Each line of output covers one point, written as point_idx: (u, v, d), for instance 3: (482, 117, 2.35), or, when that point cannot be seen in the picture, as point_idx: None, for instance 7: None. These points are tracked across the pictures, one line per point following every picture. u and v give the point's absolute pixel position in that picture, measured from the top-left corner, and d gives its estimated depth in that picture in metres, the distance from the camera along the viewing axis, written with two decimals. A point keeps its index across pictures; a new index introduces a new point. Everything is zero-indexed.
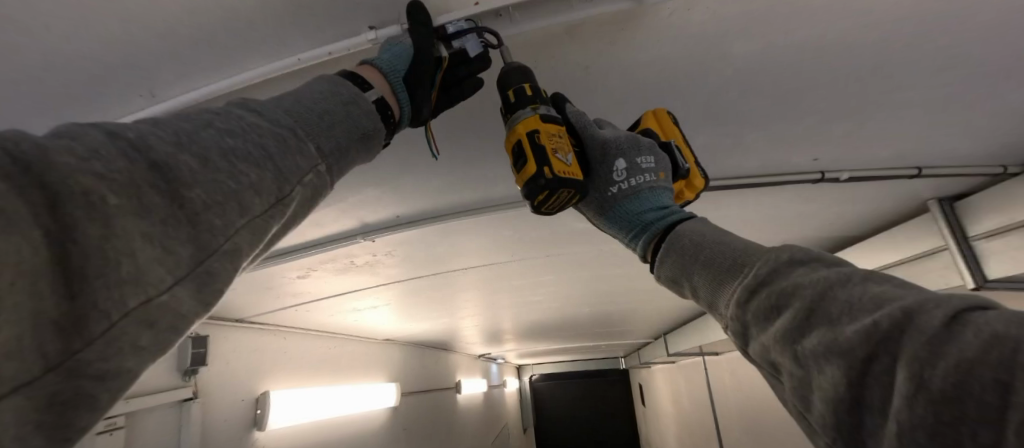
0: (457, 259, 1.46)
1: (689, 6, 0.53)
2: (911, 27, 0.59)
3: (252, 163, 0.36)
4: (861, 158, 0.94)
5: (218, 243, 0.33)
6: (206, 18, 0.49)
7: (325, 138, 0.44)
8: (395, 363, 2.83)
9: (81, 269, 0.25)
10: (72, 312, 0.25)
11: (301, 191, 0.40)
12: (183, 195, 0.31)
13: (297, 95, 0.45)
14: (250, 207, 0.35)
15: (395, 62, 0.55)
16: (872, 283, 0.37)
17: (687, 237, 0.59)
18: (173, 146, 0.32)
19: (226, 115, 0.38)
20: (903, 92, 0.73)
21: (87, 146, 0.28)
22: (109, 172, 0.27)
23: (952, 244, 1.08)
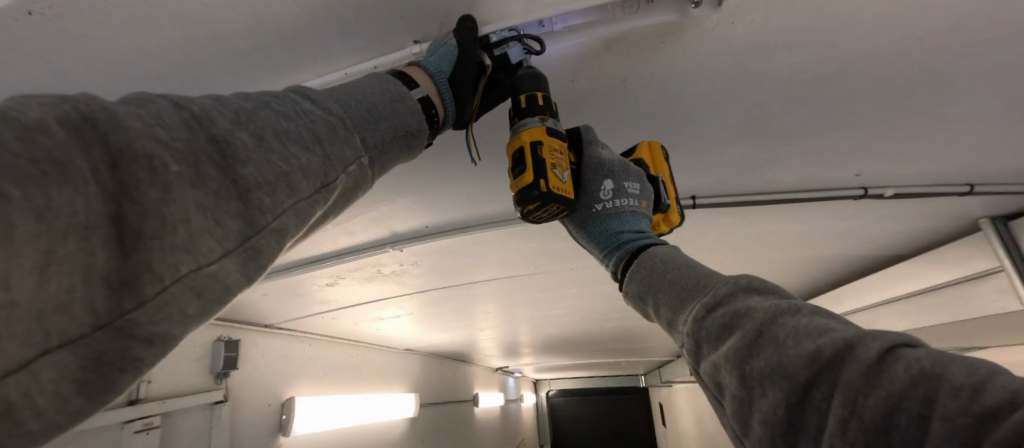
0: (481, 270, 1.47)
1: (734, 20, 0.53)
2: (969, 38, 0.57)
3: (303, 147, 0.36)
4: (907, 174, 0.90)
5: (266, 221, 0.33)
6: (261, 32, 0.51)
7: (372, 131, 0.44)
8: (415, 373, 2.83)
9: (138, 229, 0.26)
10: (127, 270, 0.25)
11: (346, 179, 0.40)
12: (238, 171, 0.32)
13: (351, 87, 0.46)
14: (299, 189, 0.35)
15: (441, 64, 0.55)
16: (818, 316, 0.37)
17: (659, 257, 0.60)
18: (232, 123, 0.33)
19: (283, 99, 0.39)
20: (956, 106, 0.71)
21: (155, 114, 0.29)
22: (172, 140, 0.28)
23: (1008, 264, 1.03)
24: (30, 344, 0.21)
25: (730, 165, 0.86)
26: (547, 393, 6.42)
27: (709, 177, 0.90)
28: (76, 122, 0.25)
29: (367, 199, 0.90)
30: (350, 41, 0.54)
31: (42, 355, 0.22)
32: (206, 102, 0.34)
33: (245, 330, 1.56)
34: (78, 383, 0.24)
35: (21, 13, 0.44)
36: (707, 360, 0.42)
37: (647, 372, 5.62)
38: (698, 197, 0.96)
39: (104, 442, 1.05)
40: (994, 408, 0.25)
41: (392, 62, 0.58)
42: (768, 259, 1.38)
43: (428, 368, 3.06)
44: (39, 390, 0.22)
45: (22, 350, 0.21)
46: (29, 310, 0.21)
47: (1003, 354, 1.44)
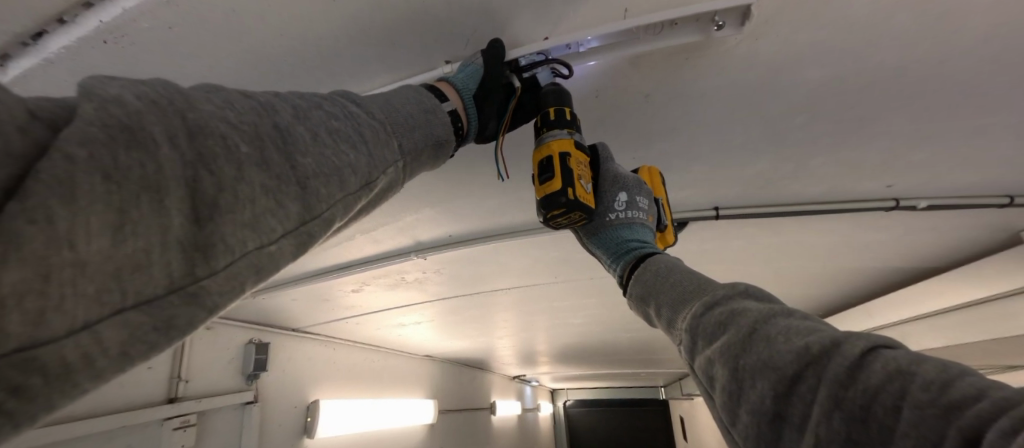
0: (503, 279, 1.49)
1: (757, 36, 0.54)
2: (1003, 48, 0.56)
3: (351, 145, 0.39)
4: (941, 185, 0.88)
5: (321, 210, 0.35)
6: (307, 56, 0.55)
7: (408, 137, 0.46)
8: (434, 381, 2.86)
9: (212, 200, 0.28)
10: (200, 239, 0.28)
11: (386, 180, 0.43)
12: (297, 160, 0.34)
13: (389, 96, 0.48)
14: (349, 184, 0.37)
15: (468, 81, 0.57)
16: (807, 318, 0.38)
17: (664, 263, 0.61)
18: (292, 117, 0.36)
19: (333, 101, 0.42)
20: (991, 117, 0.69)
21: (225, 101, 0.33)
22: (239, 124, 0.32)
23: None
24: (103, 303, 0.23)
25: (755, 177, 0.85)
26: (565, 402, 6.37)
27: (734, 188, 0.89)
28: (154, 98, 0.29)
29: (395, 209, 0.93)
30: (388, 63, 0.57)
31: (114, 315, 0.23)
32: (269, 97, 0.37)
33: (274, 333, 1.62)
34: (148, 345, 0.25)
35: (97, 42, 0.48)
36: (700, 355, 0.43)
37: (667, 384, 5.51)
38: (721, 209, 0.96)
39: (146, 438, 1.11)
40: (959, 403, 0.26)
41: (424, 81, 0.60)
42: (793, 271, 1.35)
43: (447, 376, 3.08)
44: (105, 352, 0.23)
45: (99, 307, 0.23)
46: (101, 269, 0.23)
47: None
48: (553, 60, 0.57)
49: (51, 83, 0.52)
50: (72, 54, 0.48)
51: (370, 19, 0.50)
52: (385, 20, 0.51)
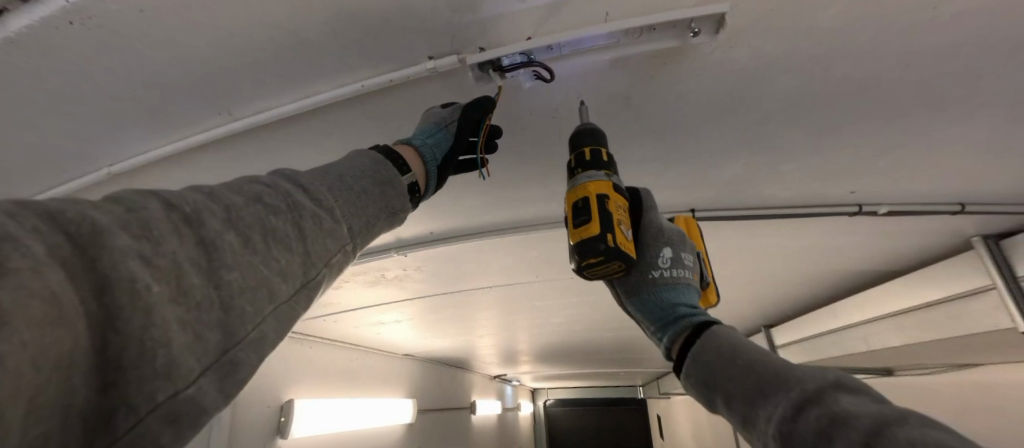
0: (484, 277, 1.49)
1: (732, 44, 0.56)
2: (956, 64, 0.60)
3: (287, 247, 0.39)
4: (901, 193, 0.93)
5: (248, 329, 0.35)
6: (285, 47, 0.54)
7: (351, 219, 0.47)
8: (413, 379, 2.84)
9: (118, 362, 0.27)
10: (103, 406, 0.27)
11: (325, 273, 0.43)
12: (223, 278, 0.34)
13: (343, 170, 0.50)
14: (280, 292, 0.38)
15: (437, 147, 0.62)
16: (854, 397, 0.41)
17: (714, 331, 0.59)
18: (223, 225, 0.35)
19: (274, 192, 0.41)
20: (946, 129, 0.73)
21: (144, 227, 0.31)
22: (158, 257, 0.30)
23: (999, 283, 1.05)
24: None
25: (728, 181, 0.88)
26: (544, 402, 6.40)
27: (709, 191, 0.92)
28: (65, 245, 0.27)
29: None
30: (369, 57, 0.56)
31: None
32: (199, 200, 0.36)
33: None
34: None
35: (64, 23, 0.46)
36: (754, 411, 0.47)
37: (645, 383, 5.61)
38: (697, 210, 0.99)
39: None
40: None
41: (406, 76, 0.59)
42: (765, 271, 1.40)
43: (427, 375, 3.07)
44: None
45: None
46: None
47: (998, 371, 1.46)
48: (535, 62, 0.56)
49: (11, 64, 0.50)
50: (38, 36, 0.47)
51: (351, 12, 0.50)
52: (367, 16, 0.51)
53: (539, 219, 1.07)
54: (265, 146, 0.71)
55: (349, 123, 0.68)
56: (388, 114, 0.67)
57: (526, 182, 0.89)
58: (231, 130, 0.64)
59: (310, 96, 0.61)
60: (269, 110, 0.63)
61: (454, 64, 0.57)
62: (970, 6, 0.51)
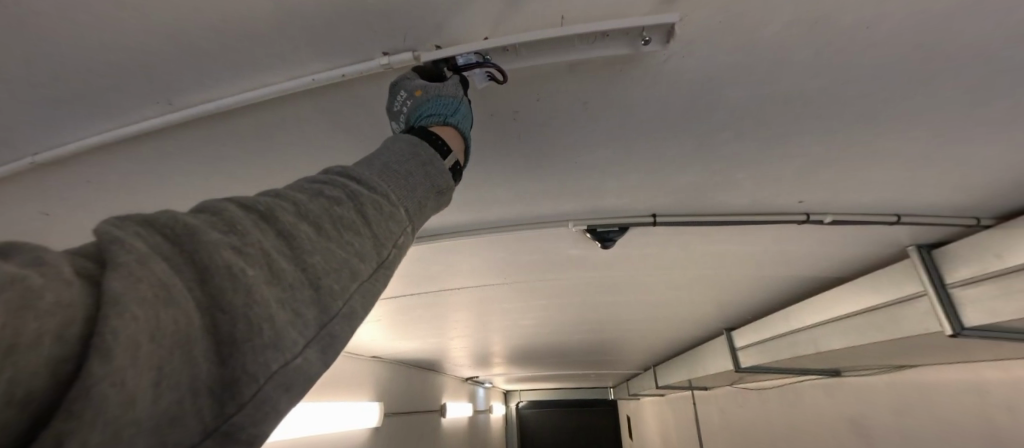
0: (452, 279, 1.48)
1: (686, 54, 0.57)
2: (891, 83, 0.63)
3: (354, 230, 0.39)
4: (846, 204, 0.98)
5: (336, 306, 0.35)
6: (231, 37, 0.52)
7: (411, 199, 0.46)
8: (382, 382, 2.79)
9: (229, 338, 0.29)
10: (226, 377, 0.28)
11: (394, 253, 0.43)
12: (306, 260, 0.34)
13: (382, 154, 0.48)
14: (358, 272, 0.38)
15: (463, 119, 0.58)
16: None
17: None
18: (295, 215, 0.36)
19: (334, 183, 0.42)
20: (885, 144, 0.78)
21: (229, 221, 0.33)
22: (245, 245, 0.32)
23: (930, 290, 1.14)
24: None
25: (687, 188, 0.91)
26: (517, 404, 6.41)
27: (669, 197, 0.95)
28: (167, 246, 0.30)
29: None
30: (320, 50, 0.55)
31: None
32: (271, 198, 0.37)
33: None
34: None
35: None
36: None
37: (616, 384, 5.69)
38: (658, 216, 1.02)
39: None
40: None
41: (359, 71, 0.57)
42: (723, 275, 1.46)
43: (396, 377, 3.03)
44: None
45: None
46: (144, 428, 0.24)
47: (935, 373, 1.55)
48: (489, 65, 0.56)
49: None
50: None
51: (298, 5, 0.49)
52: (316, 9, 0.49)
53: (505, 222, 1.07)
54: (216, 140, 0.69)
55: (305, 119, 0.66)
56: (345, 113, 0.66)
57: (491, 185, 0.89)
58: (168, 122, 0.61)
59: (257, 88, 0.59)
60: (210, 103, 0.60)
61: (410, 60, 0.56)
62: (897, 29, 0.54)
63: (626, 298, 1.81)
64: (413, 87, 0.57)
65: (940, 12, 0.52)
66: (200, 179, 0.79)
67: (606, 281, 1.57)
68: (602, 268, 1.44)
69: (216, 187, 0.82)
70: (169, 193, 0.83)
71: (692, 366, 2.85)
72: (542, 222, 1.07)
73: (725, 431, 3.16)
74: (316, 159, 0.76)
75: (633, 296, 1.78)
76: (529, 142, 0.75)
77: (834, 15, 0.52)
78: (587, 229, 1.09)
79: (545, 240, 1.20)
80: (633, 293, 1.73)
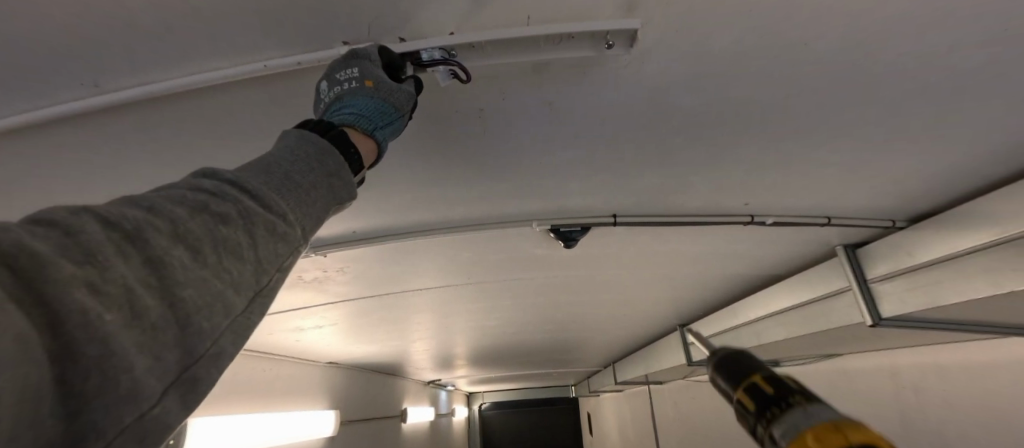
0: (414, 280, 1.45)
1: (642, 61, 0.60)
2: (824, 97, 0.69)
3: (236, 255, 0.35)
4: (786, 206, 1.06)
5: (205, 348, 0.31)
6: (167, 18, 0.49)
7: (307, 217, 0.43)
8: (339, 388, 2.70)
9: (82, 389, 0.25)
10: (73, 431, 0.25)
11: (278, 279, 0.39)
12: (176, 294, 0.30)
13: (276, 162, 0.44)
14: (234, 306, 0.34)
15: (390, 134, 0.57)
16: None
17: None
18: (169, 239, 0.31)
19: (222, 197, 0.37)
20: (819, 152, 0.84)
21: (82, 250, 0.28)
22: (103, 283, 0.27)
23: (855, 285, 1.25)
24: None
25: (643, 190, 0.94)
26: (480, 405, 6.40)
27: (627, 199, 0.98)
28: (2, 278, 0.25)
29: None
30: (268, 37, 0.52)
31: None
32: (139, 214, 0.31)
33: None
34: None
35: None
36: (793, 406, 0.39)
37: (579, 383, 5.80)
38: (618, 216, 1.06)
39: None
40: None
41: (317, 60, 0.56)
42: (678, 273, 1.53)
43: (354, 383, 2.93)
44: None
45: None
46: None
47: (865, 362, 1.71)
48: (453, 62, 0.56)
49: None
50: None
51: None
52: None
53: (468, 222, 1.07)
54: (155, 129, 0.65)
55: (251, 110, 0.63)
56: (296, 104, 0.63)
57: (454, 185, 0.89)
58: (92, 106, 0.57)
59: (197, 74, 0.56)
60: (137, 87, 0.56)
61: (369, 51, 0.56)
62: (830, 48, 0.59)
63: (586, 297, 1.86)
64: (366, 73, 0.53)
65: (863, 32, 0.57)
66: (136, 170, 0.73)
67: (568, 280, 1.60)
68: (564, 267, 1.46)
69: (154, 178, 0.76)
70: (103, 185, 0.77)
71: (649, 362, 2.96)
72: (505, 222, 1.08)
73: (679, 424, 3.30)
74: (267, 152, 0.73)
75: (594, 294, 1.82)
76: (489, 142, 0.75)
77: (774, 30, 0.56)
78: (549, 229, 1.10)
79: (509, 241, 1.21)
80: (593, 292, 1.78)
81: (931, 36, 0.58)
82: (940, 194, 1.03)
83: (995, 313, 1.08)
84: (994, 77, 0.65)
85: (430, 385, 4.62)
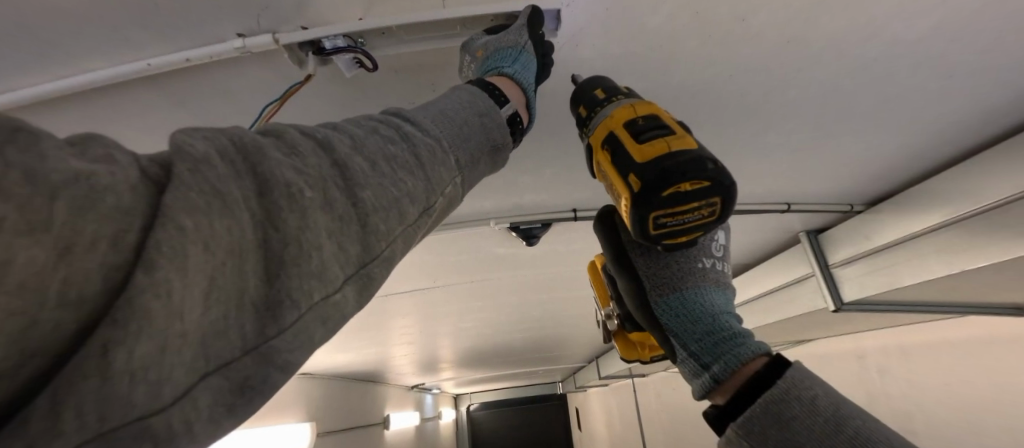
0: (380, 286, 1.40)
1: (576, 42, 0.59)
2: (771, 77, 0.68)
3: (358, 210, 0.32)
4: (744, 194, 1.07)
5: (293, 317, 0.27)
6: (37, 11, 0.44)
7: (432, 185, 0.38)
8: (315, 401, 2.61)
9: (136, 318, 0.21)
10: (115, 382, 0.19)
11: (392, 254, 0.35)
12: (273, 244, 0.27)
13: (439, 107, 0.46)
14: (331, 280, 0.29)
15: (525, 73, 0.57)
16: (690, 266, 0.67)
17: (691, 301, 0.64)
18: (295, 172, 0.29)
19: (359, 136, 0.35)
20: (770, 134, 0.84)
21: (221, 162, 0.27)
22: (209, 195, 0.24)
23: (817, 270, 1.27)
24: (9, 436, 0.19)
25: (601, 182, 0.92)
26: (467, 407, 6.36)
27: (586, 193, 0.96)
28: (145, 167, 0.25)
29: None
30: (161, 31, 0.48)
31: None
32: (275, 146, 0.30)
33: None
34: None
35: None
36: (617, 98, 0.59)
37: (564, 379, 5.81)
38: (579, 211, 1.03)
39: None
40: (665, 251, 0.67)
41: (209, 55, 0.50)
42: None
43: (332, 394, 2.85)
44: None
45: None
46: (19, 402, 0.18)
47: (841, 342, 1.76)
48: (360, 52, 0.52)
49: None
50: None
51: None
52: None
53: None
54: (66, 128, 0.59)
55: (161, 107, 0.58)
56: (213, 101, 0.59)
57: None
58: None
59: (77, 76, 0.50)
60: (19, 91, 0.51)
61: (267, 44, 0.49)
62: (768, 25, 0.58)
63: (560, 294, 1.84)
64: (473, 46, 0.57)
65: (801, 8, 0.56)
66: None
67: (539, 279, 1.57)
68: (533, 266, 1.44)
69: None
70: None
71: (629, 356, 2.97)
72: (462, 223, 1.03)
73: (662, 414, 3.33)
74: None
75: (567, 291, 1.80)
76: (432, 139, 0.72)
77: (709, 8, 0.55)
78: (509, 227, 1.07)
79: (471, 241, 1.17)
80: (566, 288, 1.76)
81: (870, 11, 0.57)
82: (895, 176, 1.04)
83: (950, 292, 1.11)
84: (934, 55, 0.66)
85: (414, 391, 4.54)
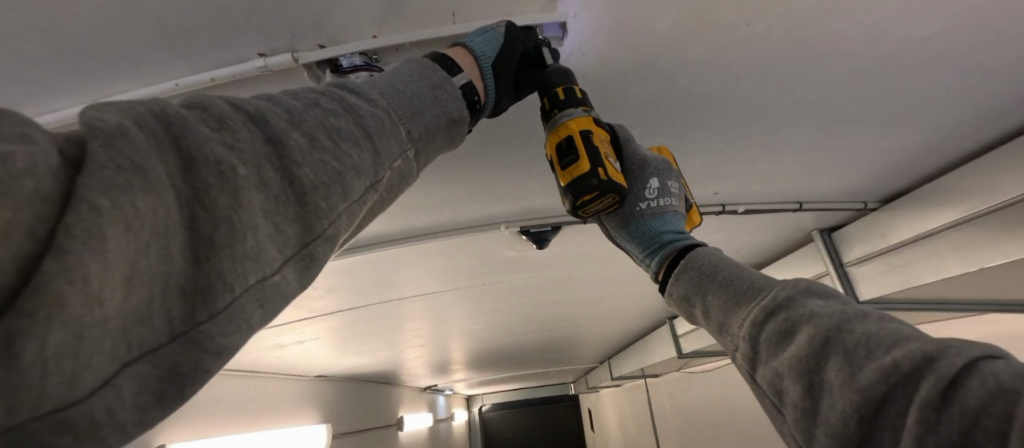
0: (393, 290, 1.43)
1: (583, 51, 0.60)
2: (778, 77, 0.68)
3: (295, 189, 0.31)
4: (754, 194, 1.07)
5: (229, 298, 0.26)
6: (62, 37, 0.46)
7: (384, 160, 0.38)
8: (330, 403, 2.65)
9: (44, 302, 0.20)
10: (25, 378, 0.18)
11: (338, 232, 0.34)
12: (202, 223, 0.26)
13: (391, 78, 0.44)
14: (267, 261, 0.29)
15: (487, 47, 0.53)
16: (643, 206, 0.76)
17: (648, 236, 0.75)
18: (225, 147, 0.28)
19: (301, 112, 0.34)
20: (778, 134, 0.84)
21: (145, 135, 0.25)
22: (131, 173, 0.23)
23: (831, 268, 1.26)
24: None
25: None
26: (480, 407, 6.39)
27: None
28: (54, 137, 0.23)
29: None
30: (183, 53, 0.50)
31: None
32: (205, 121, 0.29)
33: None
34: None
35: None
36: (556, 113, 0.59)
37: (576, 380, 5.81)
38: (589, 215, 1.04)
39: None
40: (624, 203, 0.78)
41: (233, 75, 0.53)
42: None
43: (346, 395, 2.89)
44: None
45: None
46: None
47: None
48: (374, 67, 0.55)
49: None
50: None
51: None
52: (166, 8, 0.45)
53: (438, 227, 1.04)
54: None
55: None
56: None
57: (415, 193, 0.87)
58: None
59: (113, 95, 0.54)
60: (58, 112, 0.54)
61: (289, 63, 0.52)
62: (772, 26, 0.58)
63: (571, 296, 1.85)
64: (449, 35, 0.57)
65: (803, 7, 0.56)
66: None
67: (550, 280, 1.59)
68: (544, 268, 1.45)
69: None
70: None
71: (642, 356, 2.96)
72: (474, 228, 1.05)
73: (675, 414, 3.32)
74: None
75: (579, 293, 1.81)
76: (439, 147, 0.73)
77: (711, 11, 0.55)
78: (519, 231, 1.08)
79: (483, 245, 1.19)
80: (577, 290, 1.77)
81: (875, 9, 0.57)
82: (907, 174, 1.02)
83: (968, 289, 1.09)
84: (943, 50, 0.65)
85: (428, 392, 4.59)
